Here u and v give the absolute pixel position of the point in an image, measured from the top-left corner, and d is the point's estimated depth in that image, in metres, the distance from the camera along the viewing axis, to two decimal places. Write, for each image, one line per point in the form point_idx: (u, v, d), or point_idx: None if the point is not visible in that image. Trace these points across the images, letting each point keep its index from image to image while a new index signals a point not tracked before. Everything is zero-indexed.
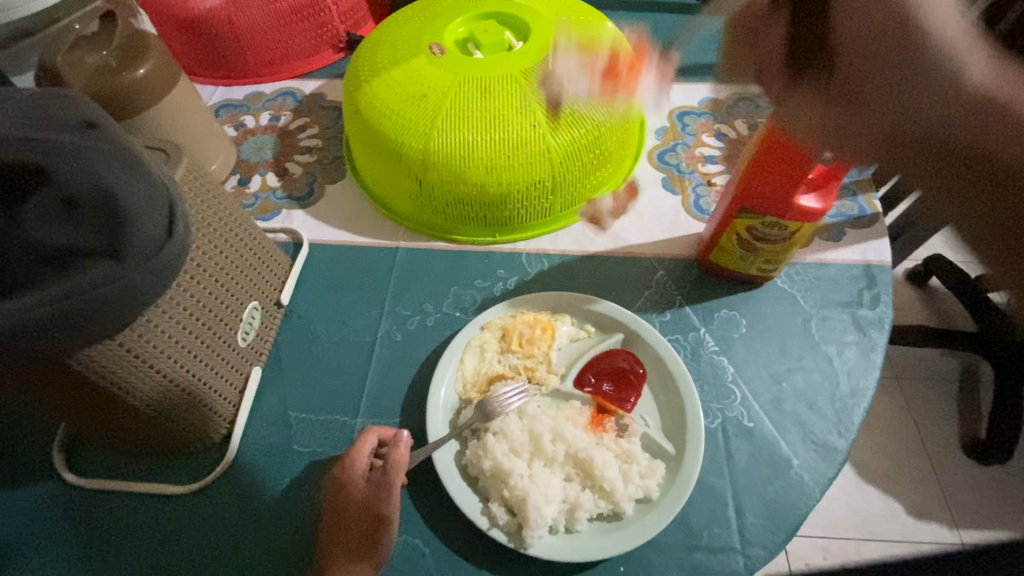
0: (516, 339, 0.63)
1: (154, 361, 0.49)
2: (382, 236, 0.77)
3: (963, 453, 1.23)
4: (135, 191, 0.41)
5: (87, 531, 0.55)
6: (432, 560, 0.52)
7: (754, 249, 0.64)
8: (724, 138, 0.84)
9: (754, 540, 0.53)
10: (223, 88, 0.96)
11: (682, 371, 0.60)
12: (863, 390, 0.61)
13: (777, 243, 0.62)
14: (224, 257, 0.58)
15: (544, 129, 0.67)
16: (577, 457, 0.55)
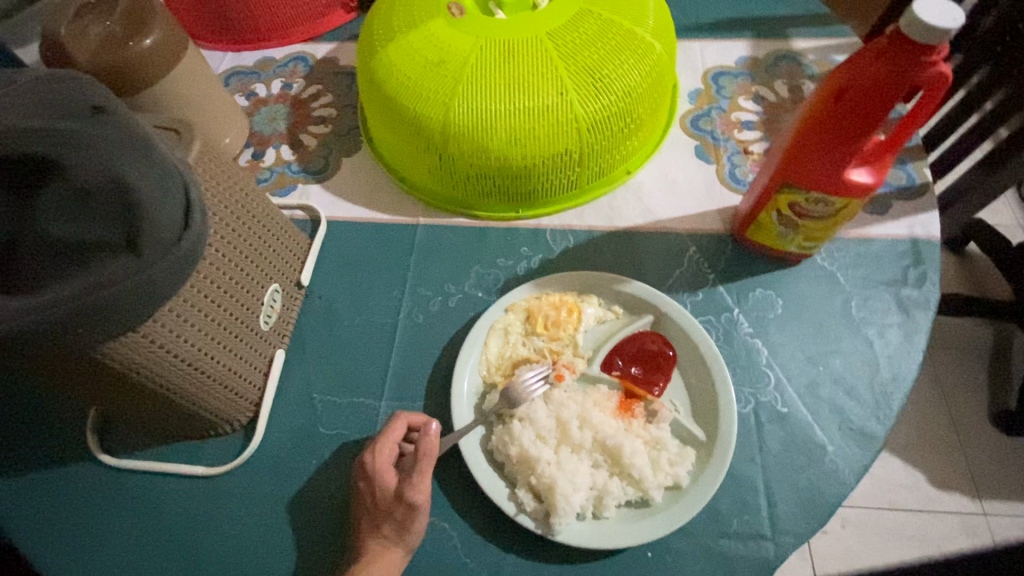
0: (541, 322, 0.62)
1: (177, 349, 0.48)
2: (401, 211, 0.74)
3: (992, 425, 1.20)
4: (148, 181, 0.39)
5: (125, 509, 0.57)
6: (459, 543, 0.53)
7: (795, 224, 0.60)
8: (762, 102, 0.79)
9: (785, 528, 0.52)
10: (232, 53, 0.92)
11: (714, 355, 0.58)
12: (905, 374, 0.59)
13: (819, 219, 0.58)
14: (243, 241, 0.56)
15: (571, 97, 0.63)
16: (605, 443, 0.54)
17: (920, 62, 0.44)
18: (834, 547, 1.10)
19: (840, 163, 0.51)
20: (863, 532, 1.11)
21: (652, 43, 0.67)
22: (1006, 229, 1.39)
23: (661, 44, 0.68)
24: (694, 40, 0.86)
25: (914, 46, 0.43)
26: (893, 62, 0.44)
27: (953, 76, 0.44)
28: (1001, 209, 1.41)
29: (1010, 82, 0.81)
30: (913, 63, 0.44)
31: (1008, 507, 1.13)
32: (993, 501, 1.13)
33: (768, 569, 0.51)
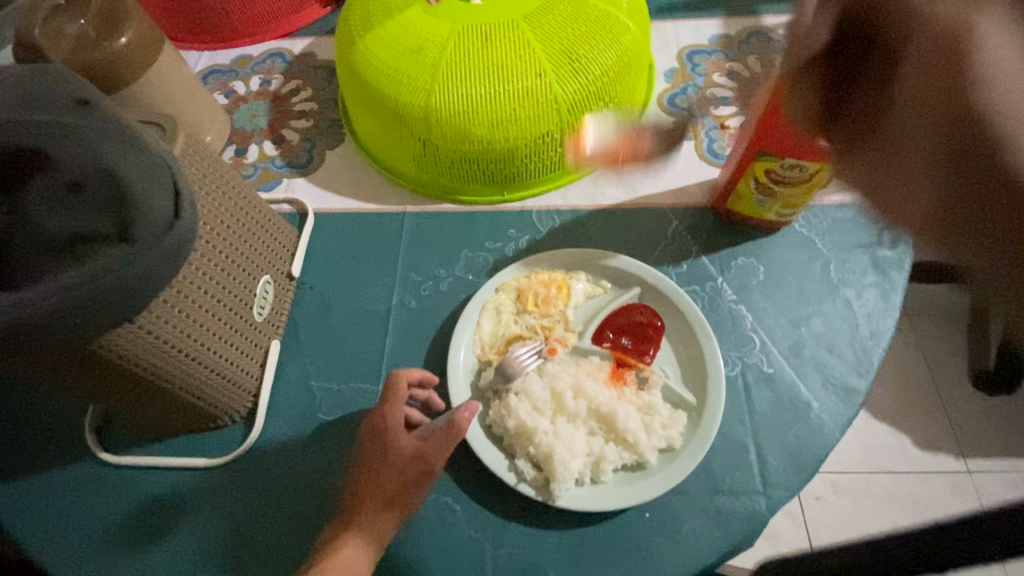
0: (532, 300, 0.63)
1: (174, 340, 0.49)
2: (388, 200, 0.75)
3: (973, 386, 1.24)
4: (137, 170, 0.40)
5: (129, 505, 0.57)
6: (463, 515, 0.54)
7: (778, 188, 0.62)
8: (736, 78, 0.80)
9: (777, 482, 0.54)
10: (209, 52, 0.91)
11: (701, 322, 0.60)
12: (883, 331, 0.61)
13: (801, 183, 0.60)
14: (232, 232, 0.57)
15: (550, 79, 0.64)
16: (599, 411, 0.56)
17: None
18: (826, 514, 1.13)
19: None
20: (855, 497, 1.15)
21: (626, 23, 0.69)
22: None
23: (635, 24, 0.70)
24: (667, 20, 0.88)
25: None
26: None
27: None
28: None
29: None
30: None
31: (989, 464, 1.17)
32: (976, 460, 1.17)
33: (760, 522, 0.53)
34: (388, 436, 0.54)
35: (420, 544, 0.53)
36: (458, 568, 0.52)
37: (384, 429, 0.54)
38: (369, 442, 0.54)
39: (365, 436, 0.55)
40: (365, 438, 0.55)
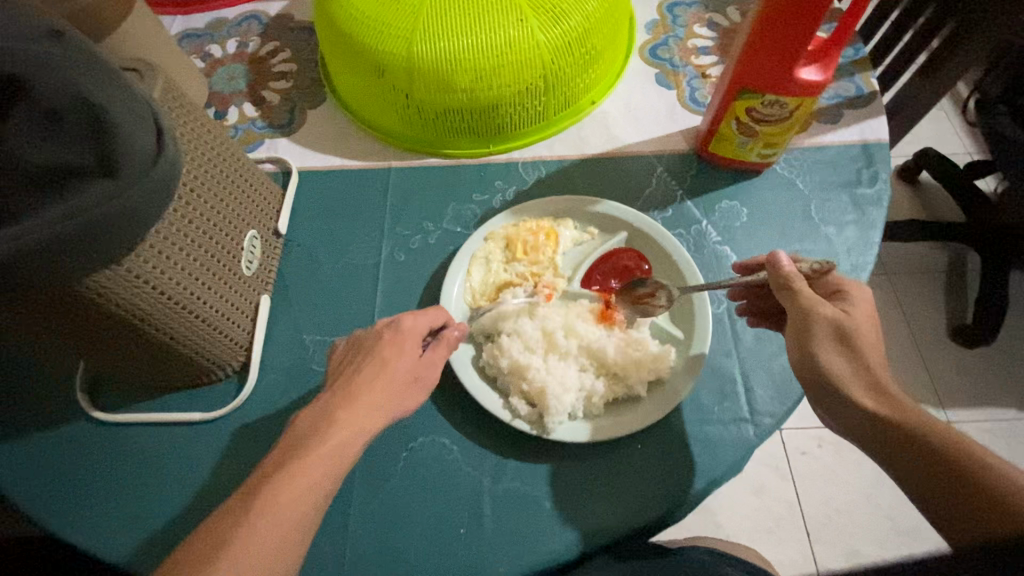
0: (521, 248, 0.63)
1: (164, 287, 0.49)
2: (373, 157, 0.75)
3: (950, 339, 1.27)
4: (119, 105, 0.39)
5: (125, 461, 0.58)
6: (460, 454, 0.55)
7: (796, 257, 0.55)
8: (717, 28, 0.81)
9: (763, 410, 0.56)
10: (182, 16, 0.89)
11: (688, 262, 0.61)
12: (863, 264, 0.63)
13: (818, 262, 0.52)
14: (217, 184, 0.56)
15: (532, 25, 0.64)
16: (590, 349, 0.58)
17: None
18: (813, 466, 1.15)
19: (789, 63, 0.54)
20: (838, 448, 1.16)
21: None
22: (954, 156, 1.46)
23: None
24: None
25: None
26: None
27: None
28: (949, 137, 1.48)
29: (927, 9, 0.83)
30: None
31: (967, 413, 1.21)
32: (954, 408, 1.21)
33: (748, 447, 0.54)
34: (406, 336, 0.51)
35: (418, 483, 0.54)
36: (456, 503, 0.53)
37: (407, 331, 0.51)
38: (382, 338, 0.51)
39: (380, 332, 0.51)
40: (377, 333, 0.51)
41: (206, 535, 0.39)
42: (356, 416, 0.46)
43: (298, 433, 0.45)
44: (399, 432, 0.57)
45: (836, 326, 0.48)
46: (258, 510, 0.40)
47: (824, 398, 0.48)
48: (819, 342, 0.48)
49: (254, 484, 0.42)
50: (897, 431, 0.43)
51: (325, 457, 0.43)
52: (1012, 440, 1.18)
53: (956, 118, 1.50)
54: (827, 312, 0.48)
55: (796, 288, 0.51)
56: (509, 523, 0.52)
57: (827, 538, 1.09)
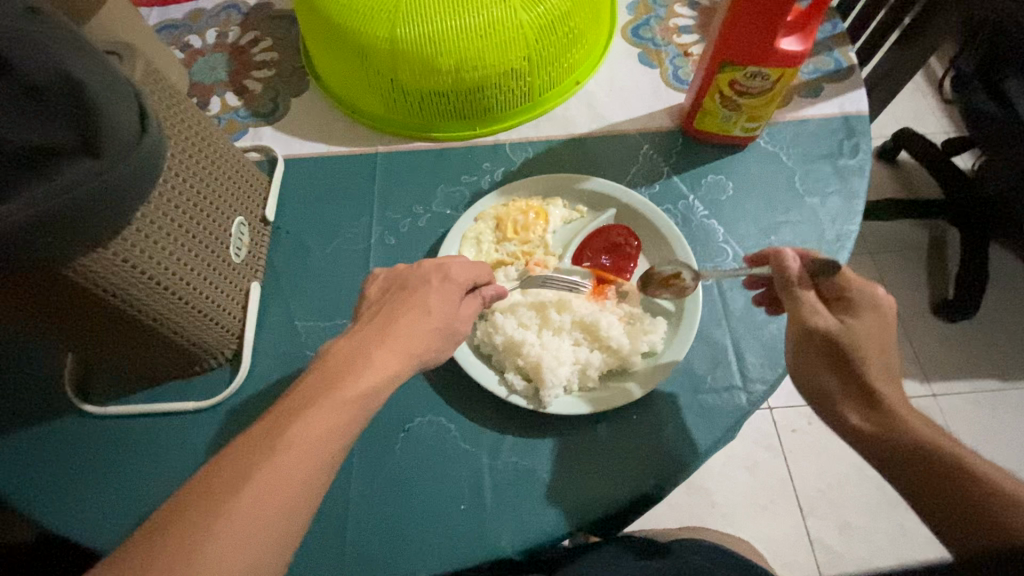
0: (511, 227, 0.64)
1: (153, 273, 0.48)
2: (359, 143, 0.74)
3: (933, 314, 1.30)
4: (99, 81, 0.39)
5: (118, 453, 0.57)
6: (457, 432, 0.56)
7: (809, 252, 0.53)
8: (697, 7, 0.81)
9: (755, 377, 0.57)
10: (159, 7, 0.87)
11: (677, 235, 0.62)
12: (847, 233, 0.64)
13: (829, 262, 0.50)
14: (202, 169, 0.55)
15: (514, 4, 0.64)
16: (584, 323, 0.58)
17: None
18: (806, 443, 1.17)
19: (770, 32, 0.55)
20: None
21: None
22: (931, 135, 1.49)
23: None
24: None
25: None
26: None
27: None
28: (925, 116, 1.51)
29: None
30: None
31: (951, 385, 1.24)
32: (939, 380, 1.24)
33: (742, 413, 0.55)
34: (452, 284, 0.51)
35: (417, 462, 0.55)
36: (455, 479, 0.53)
37: (453, 279, 0.52)
38: (431, 283, 0.50)
39: (428, 277, 0.51)
40: (424, 276, 0.51)
41: (232, 461, 0.37)
42: (393, 357, 0.44)
43: (334, 365, 0.43)
44: (396, 413, 0.57)
45: (825, 338, 0.48)
46: (287, 446, 0.38)
47: (819, 406, 0.50)
48: (808, 346, 0.50)
49: (284, 416, 0.40)
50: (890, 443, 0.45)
51: (356, 397, 0.41)
52: (994, 409, 1.21)
53: (932, 98, 1.53)
54: (821, 322, 0.49)
55: (797, 293, 0.50)
56: (509, 497, 0.52)
57: (819, 511, 1.11)
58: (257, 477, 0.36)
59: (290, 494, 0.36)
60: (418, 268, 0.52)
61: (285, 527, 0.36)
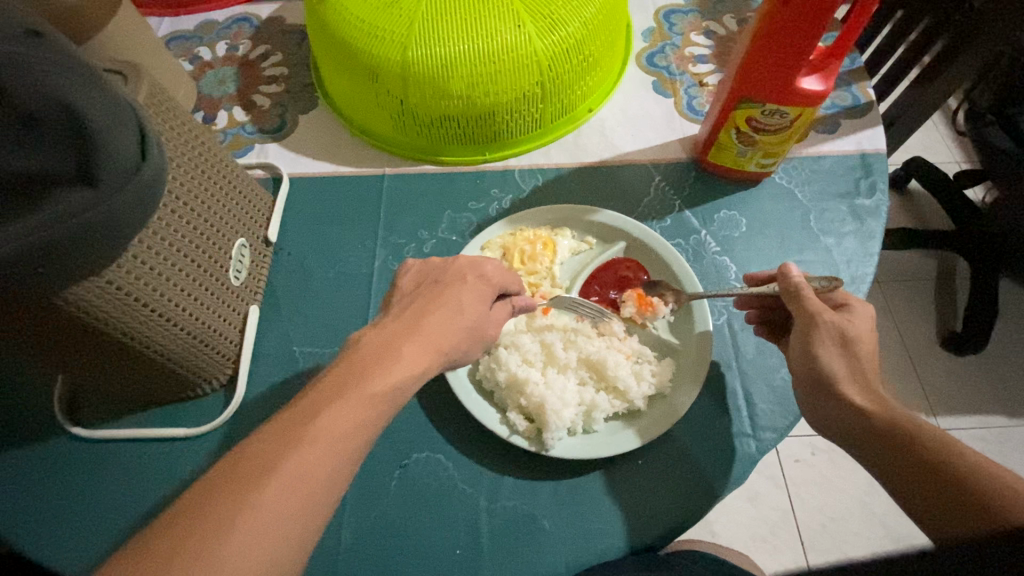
0: (517, 257, 0.62)
1: (147, 299, 0.47)
2: (366, 164, 0.73)
3: (941, 346, 1.27)
4: (98, 107, 0.37)
5: (104, 479, 0.55)
6: (455, 471, 0.54)
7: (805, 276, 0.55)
8: (713, 37, 0.80)
9: (765, 425, 0.55)
10: (171, 18, 0.87)
11: (686, 271, 0.60)
12: (863, 276, 0.62)
13: (825, 277, 0.54)
14: (205, 191, 0.54)
15: (529, 31, 0.62)
16: (591, 361, 0.57)
17: None
18: (807, 474, 1.14)
19: (792, 73, 0.54)
20: (833, 456, 1.16)
21: None
22: (943, 165, 1.47)
23: None
24: None
25: None
26: None
27: None
28: (939, 147, 1.49)
29: (925, 17, 0.84)
30: None
31: (958, 421, 1.21)
32: (945, 415, 1.21)
33: (752, 463, 0.53)
34: (485, 283, 0.50)
35: (413, 501, 0.53)
36: (453, 523, 0.51)
37: (486, 278, 0.51)
38: (465, 281, 0.49)
39: (462, 274, 0.50)
40: (460, 273, 0.50)
41: (252, 452, 0.36)
42: (423, 353, 0.43)
43: (361, 359, 0.42)
44: (393, 447, 0.55)
45: (839, 332, 0.48)
46: (310, 442, 0.36)
47: (821, 414, 0.49)
48: (820, 336, 0.49)
49: (304, 410, 0.38)
50: (898, 438, 0.43)
51: (380, 394, 0.40)
52: (1003, 447, 1.18)
53: (945, 128, 1.52)
54: (834, 317, 0.49)
55: (805, 299, 0.51)
56: (508, 544, 0.50)
57: (821, 545, 1.08)
58: (284, 471, 0.35)
59: (315, 491, 0.35)
60: (454, 263, 0.51)
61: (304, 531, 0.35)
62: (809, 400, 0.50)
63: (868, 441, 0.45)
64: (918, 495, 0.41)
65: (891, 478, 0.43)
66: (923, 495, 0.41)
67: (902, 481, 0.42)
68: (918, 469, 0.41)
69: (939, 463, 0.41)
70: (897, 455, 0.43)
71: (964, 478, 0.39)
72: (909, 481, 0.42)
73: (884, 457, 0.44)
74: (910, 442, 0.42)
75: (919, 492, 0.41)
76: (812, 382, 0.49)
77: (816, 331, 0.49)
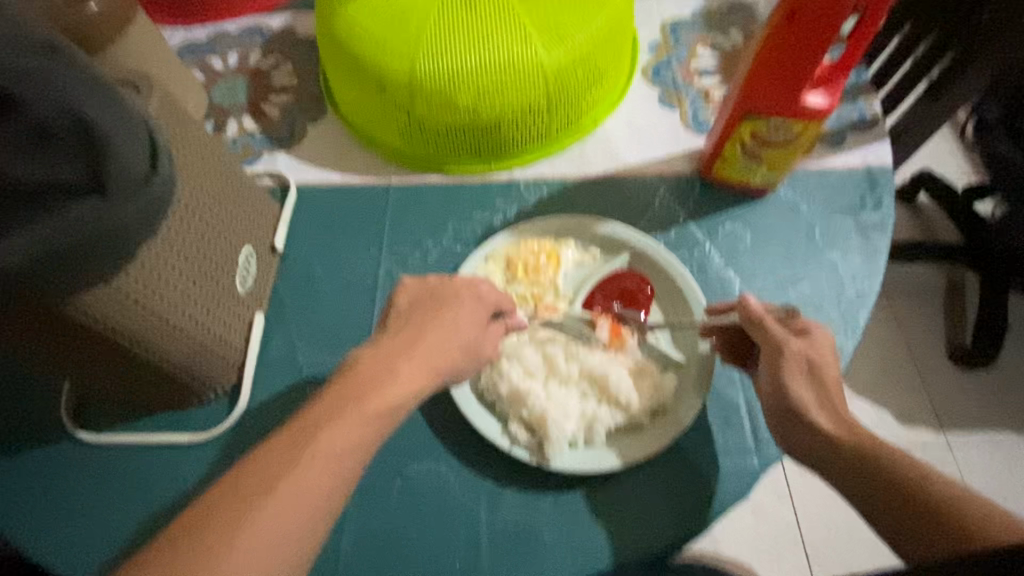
0: (521, 268, 0.62)
1: (154, 307, 0.47)
2: (373, 174, 0.74)
3: (949, 361, 1.26)
4: (109, 120, 0.38)
5: (109, 484, 0.56)
6: (457, 482, 0.54)
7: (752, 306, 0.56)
8: (719, 50, 0.81)
9: (768, 440, 0.55)
10: (184, 28, 0.88)
11: (690, 286, 0.60)
12: (868, 291, 0.62)
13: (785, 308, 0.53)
14: (214, 200, 0.55)
15: (536, 46, 0.63)
16: (592, 373, 0.57)
17: None
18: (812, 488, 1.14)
19: (796, 88, 0.54)
20: None
21: None
22: (952, 177, 1.46)
23: None
24: None
25: None
26: None
27: None
28: (947, 159, 1.48)
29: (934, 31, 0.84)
30: None
31: (966, 437, 1.19)
32: (953, 431, 1.20)
33: (754, 478, 0.53)
34: (481, 303, 0.50)
35: (414, 511, 0.53)
36: (453, 535, 0.51)
37: (482, 298, 0.51)
38: (462, 300, 0.49)
39: (458, 292, 0.50)
40: (455, 291, 0.50)
41: (254, 463, 0.36)
42: (419, 372, 0.44)
43: (362, 373, 0.42)
44: (394, 457, 0.55)
45: (805, 359, 0.49)
46: (308, 455, 0.37)
47: (790, 442, 0.48)
48: (786, 364, 0.49)
49: (303, 423, 0.39)
50: (871, 459, 0.43)
51: (370, 412, 0.40)
52: (1012, 464, 1.17)
53: (954, 140, 1.51)
54: (798, 346, 0.49)
55: (765, 325, 0.51)
56: (508, 556, 0.50)
57: (826, 561, 1.07)
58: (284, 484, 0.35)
59: (313, 502, 0.36)
60: (450, 282, 0.51)
61: (301, 543, 0.35)
62: (778, 429, 0.49)
63: (835, 466, 0.45)
64: (891, 521, 0.40)
65: (859, 502, 0.43)
66: (894, 520, 0.40)
67: (869, 504, 0.42)
68: (890, 493, 0.41)
69: (909, 485, 0.40)
70: (868, 481, 0.42)
71: (933, 501, 0.39)
72: (882, 504, 0.41)
73: (853, 483, 0.43)
74: (877, 467, 0.42)
75: (893, 517, 0.40)
76: (779, 412, 0.49)
77: (776, 359, 0.49)
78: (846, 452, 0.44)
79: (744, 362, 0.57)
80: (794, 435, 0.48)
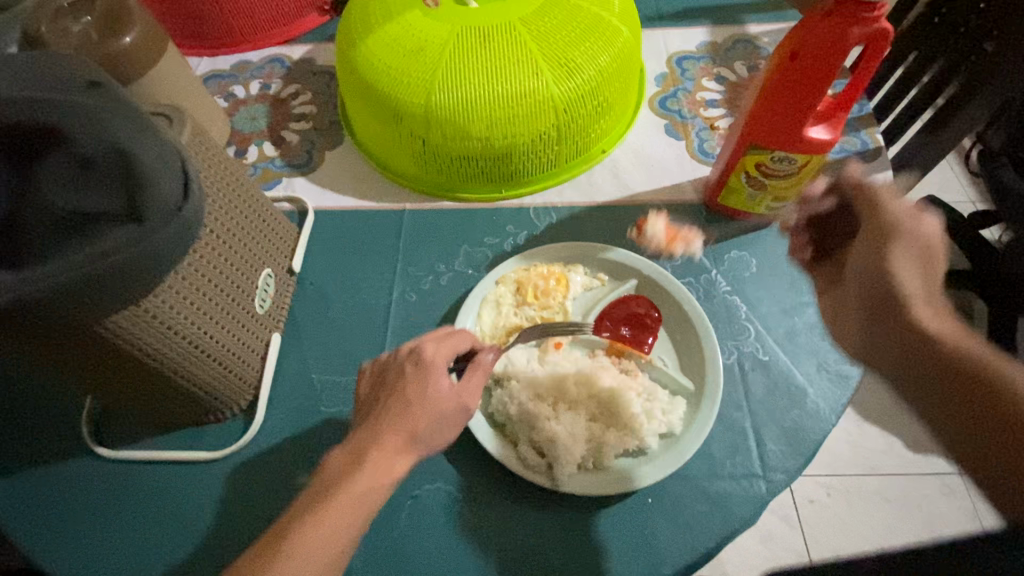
0: (531, 292, 0.64)
1: (178, 327, 0.49)
2: (388, 199, 0.76)
3: None
4: (149, 151, 0.40)
5: (125, 500, 0.57)
6: (466, 504, 0.54)
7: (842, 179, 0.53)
8: (724, 82, 0.83)
9: (775, 466, 0.55)
10: (209, 57, 0.93)
11: (697, 311, 0.61)
12: None
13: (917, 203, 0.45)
14: (237, 225, 0.57)
15: (547, 78, 0.66)
16: (600, 397, 0.58)
17: (863, 20, 0.49)
18: (822, 515, 1.13)
19: (800, 123, 0.56)
20: (848, 497, 1.14)
21: (619, 26, 0.71)
22: (957, 205, 1.48)
23: (627, 28, 0.72)
24: (657, 29, 0.91)
25: (858, 5, 0.49)
26: (841, 20, 0.49)
27: (891, 31, 0.50)
28: (952, 186, 1.50)
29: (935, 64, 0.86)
30: (859, 20, 0.49)
31: None
32: None
33: (762, 504, 0.53)
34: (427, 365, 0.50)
35: (424, 532, 0.53)
36: (461, 557, 0.52)
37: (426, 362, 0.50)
38: (406, 373, 0.50)
39: (401, 365, 0.51)
40: (400, 365, 0.51)
41: None
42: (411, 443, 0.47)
43: None
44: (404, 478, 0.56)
45: (921, 248, 0.44)
46: None
47: (873, 311, 0.44)
48: (899, 245, 0.44)
49: None
50: (975, 369, 0.37)
51: None
52: None
53: (959, 168, 1.53)
54: (914, 227, 0.44)
55: (873, 190, 0.47)
56: None
57: None
58: None
59: None
60: (393, 360, 0.52)
61: None
62: (869, 333, 0.45)
63: (918, 363, 0.40)
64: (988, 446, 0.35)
65: (943, 390, 0.38)
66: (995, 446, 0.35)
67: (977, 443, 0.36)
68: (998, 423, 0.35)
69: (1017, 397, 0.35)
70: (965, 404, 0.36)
71: None
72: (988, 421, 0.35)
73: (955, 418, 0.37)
74: (988, 382, 0.36)
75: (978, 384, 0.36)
76: (870, 292, 0.45)
77: (875, 215, 0.46)
78: (947, 368, 0.38)
79: (825, 256, 0.56)
80: (888, 354, 0.42)
